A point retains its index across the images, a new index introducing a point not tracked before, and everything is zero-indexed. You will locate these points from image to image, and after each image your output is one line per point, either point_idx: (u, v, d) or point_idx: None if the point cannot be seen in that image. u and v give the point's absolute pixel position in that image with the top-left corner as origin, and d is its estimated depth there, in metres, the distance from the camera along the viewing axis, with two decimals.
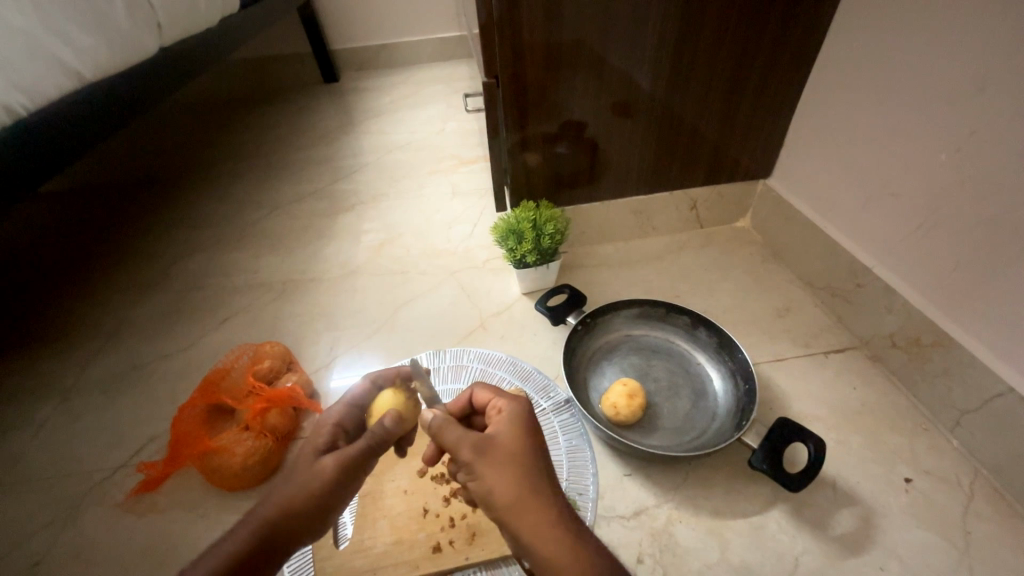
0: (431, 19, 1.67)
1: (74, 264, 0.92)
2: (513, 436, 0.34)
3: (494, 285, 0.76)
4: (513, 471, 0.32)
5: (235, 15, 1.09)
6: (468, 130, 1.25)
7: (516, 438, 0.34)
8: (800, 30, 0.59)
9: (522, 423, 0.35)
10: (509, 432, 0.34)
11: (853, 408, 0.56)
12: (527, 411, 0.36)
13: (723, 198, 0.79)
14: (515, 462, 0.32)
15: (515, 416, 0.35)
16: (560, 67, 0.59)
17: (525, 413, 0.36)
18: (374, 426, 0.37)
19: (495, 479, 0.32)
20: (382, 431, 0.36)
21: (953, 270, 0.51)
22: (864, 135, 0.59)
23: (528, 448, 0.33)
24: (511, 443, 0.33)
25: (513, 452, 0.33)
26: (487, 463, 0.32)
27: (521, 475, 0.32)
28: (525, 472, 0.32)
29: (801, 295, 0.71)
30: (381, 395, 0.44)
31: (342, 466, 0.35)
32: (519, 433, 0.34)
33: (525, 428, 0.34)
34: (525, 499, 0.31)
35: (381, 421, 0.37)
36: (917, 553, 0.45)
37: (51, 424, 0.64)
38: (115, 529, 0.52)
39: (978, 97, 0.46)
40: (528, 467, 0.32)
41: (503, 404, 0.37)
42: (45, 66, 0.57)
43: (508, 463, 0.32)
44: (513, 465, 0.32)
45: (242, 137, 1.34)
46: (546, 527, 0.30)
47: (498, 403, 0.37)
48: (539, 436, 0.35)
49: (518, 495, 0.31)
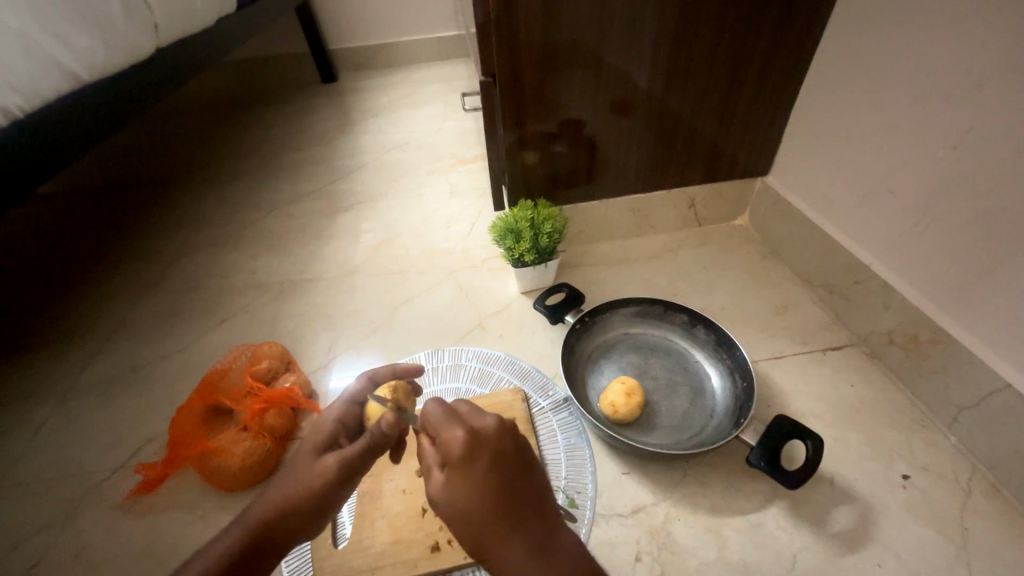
0: (429, 18, 1.67)
1: (72, 265, 0.92)
2: (465, 490, 0.31)
3: (492, 284, 0.76)
4: (473, 524, 0.31)
5: (233, 15, 1.08)
6: (466, 130, 1.25)
7: (470, 491, 0.31)
8: (797, 27, 0.59)
9: (477, 470, 0.31)
10: (462, 483, 0.32)
11: (851, 405, 0.56)
12: (477, 451, 0.32)
13: (721, 196, 0.79)
14: (474, 515, 0.31)
15: (464, 464, 0.32)
16: (558, 66, 0.59)
17: (475, 451, 0.32)
18: (372, 426, 0.35)
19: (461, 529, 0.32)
20: (380, 434, 0.35)
21: (951, 266, 0.51)
22: (861, 131, 0.59)
23: (483, 501, 0.31)
24: (467, 497, 0.31)
25: (469, 507, 0.31)
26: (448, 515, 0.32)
27: (482, 529, 0.31)
28: (484, 525, 0.31)
29: (799, 293, 0.71)
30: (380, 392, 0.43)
31: (341, 467, 0.34)
32: (471, 484, 0.31)
33: (475, 479, 0.31)
34: (490, 547, 0.31)
35: (378, 422, 0.35)
36: (915, 550, 0.45)
37: (49, 426, 0.64)
38: (114, 530, 0.52)
39: (976, 94, 0.46)
40: (486, 522, 0.31)
41: (451, 444, 0.32)
42: (42, 66, 0.57)
43: (468, 518, 0.31)
44: (472, 519, 0.31)
45: (241, 137, 1.33)
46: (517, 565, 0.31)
47: (446, 439, 0.32)
48: (495, 477, 0.32)
49: (484, 543, 0.32)
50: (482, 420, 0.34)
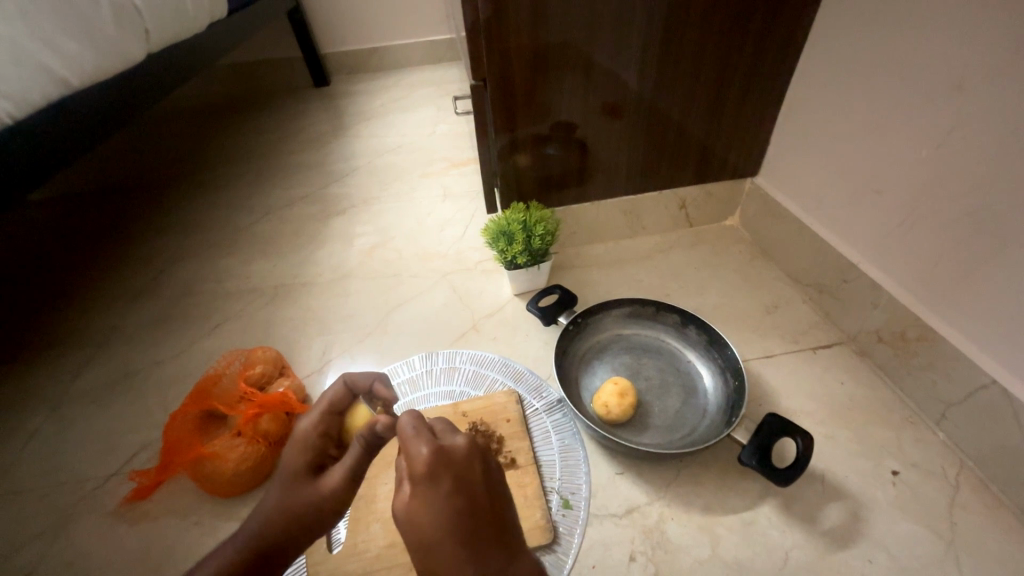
0: (422, 22, 1.67)
1: (64, 272, 0.91)
2: (424, 512, 0.27)
3: (486, 286, 0.76)
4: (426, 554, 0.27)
5: (224, 20, 1.08)
6: (459, 132, 1.25)
7: (428, 512, 0.27)
8: (784, 30, 0.60)
9: (435, 493, 0.28)
10: (422, 505, 0.28)
11: (841, 403, 0.57)
12: (443, 469, 0.28)
13: (712, 197, 0.80)
14: (429, 542, 0.27)
15: (426, 481, 0.28)
16: (548, 69, 0.59)
17: (441, 470, 0.28)
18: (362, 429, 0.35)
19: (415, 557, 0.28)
20: (374, 436, 0.35)
21: (937, 264, 0.52)
22: (847, 132, 0.60)
23: (441, 527, 0.27)
24: (426, 521, 0.27)
25: (425, 533, 0.27)
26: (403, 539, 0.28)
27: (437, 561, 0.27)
28: (438, 555, 0.27)
29: (790, 292, 0.71)
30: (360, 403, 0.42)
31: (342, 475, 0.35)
32: (431, 505, 0.28)
33: (434, 499, 0.28)
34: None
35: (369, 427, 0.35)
36: (904, 545, 0.46)
37: (41, 434, 0.63)
38: (107, 538, 0.52)
39: (958, 95, 0.47)
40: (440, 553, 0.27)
41: (418, 457, 0.29)
42: (33, 73, 0.57)
43: (422, 544, 0.27)
44: (426, 548, 0.27)
45: (233, 142, 1.33)
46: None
47: (413, 452, 0.29)
48: (457, 501, 0.28)
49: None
50: (453, 438, 0.31)
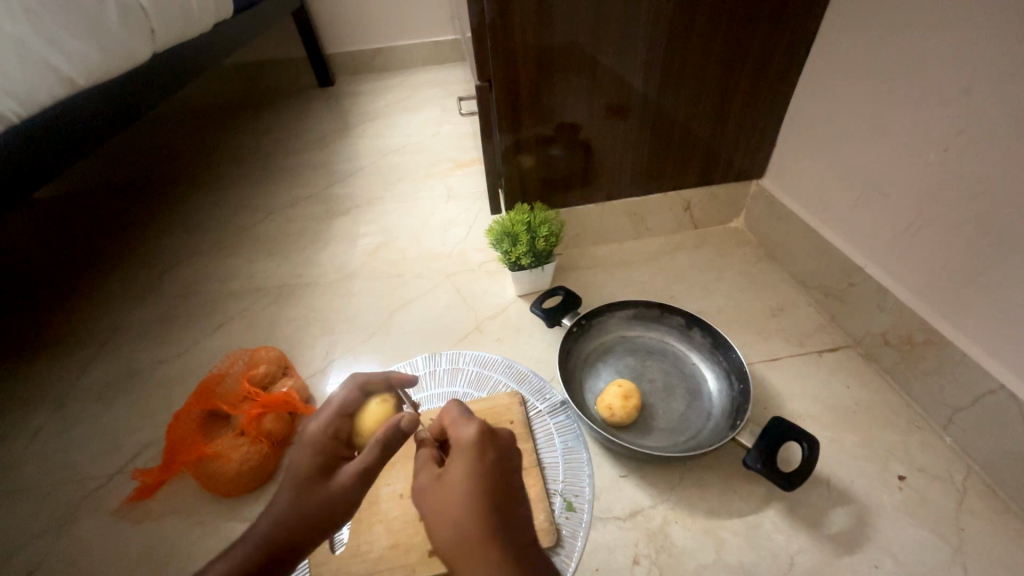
0: (426, 23, 1.67)
1: (69, 271, 0.91)
2: (457, 475, 0.31)
3: (490, 287, 0.76)
4: (451, 518, 0.29)
5: (229, 21, 1.09)
6: (463, 133, 1.25)
7: (461, 478, 0.30)
8: (791, 31, 0.60)
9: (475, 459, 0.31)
10: (457, 470, 0.31)
11: (847, 406, 0.57)
12: (481, 444, 0.32)
13: (717, 199, 0.79)
14: (458, 505, 0.29)
15: (465, 451, 0.32)
16: (553, 70, 0.59)
17: (480, 446, 0.32)
18: (385, 428, 0.36)
19: (439, 525, 0.29)
20: (398, 432, 0.36)
21: (943, 268, 0.51)
22: (853, 134, 0.60)
23: (471, 493, 0.30)
24: (458, 484, 0.30)
25: (455, 495, 0.30)
26: (431, 506, 0.30)
27: (461, 524, 0.28)
28: (463, 518, 0.29)
29: (795, 295, 0.71)
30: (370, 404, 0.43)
31: (362, 475, 0.35)
32: (466, 470, 0.31)
33: (470, 465, 0.31)
34: (460, 553, 0.28)
35: (392, 426, 0.36)
36: (911, 551, 0.45)
37: (45, 433, 0.63)
38: (110, 537, 0.52)
39: (965, 98, 0.46)
40: (466, 519, 0.29)
41: (461, 433, 0.33)
42: (39, 73, 0.57)
43: (450, 508, 0.29)
44: (454, 510, 0.29)
45: (237, 142, 1.34)
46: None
47: (458, 430, 0.34)
48: (489, 476, 0.31)
49: (456, 545, 0.28)
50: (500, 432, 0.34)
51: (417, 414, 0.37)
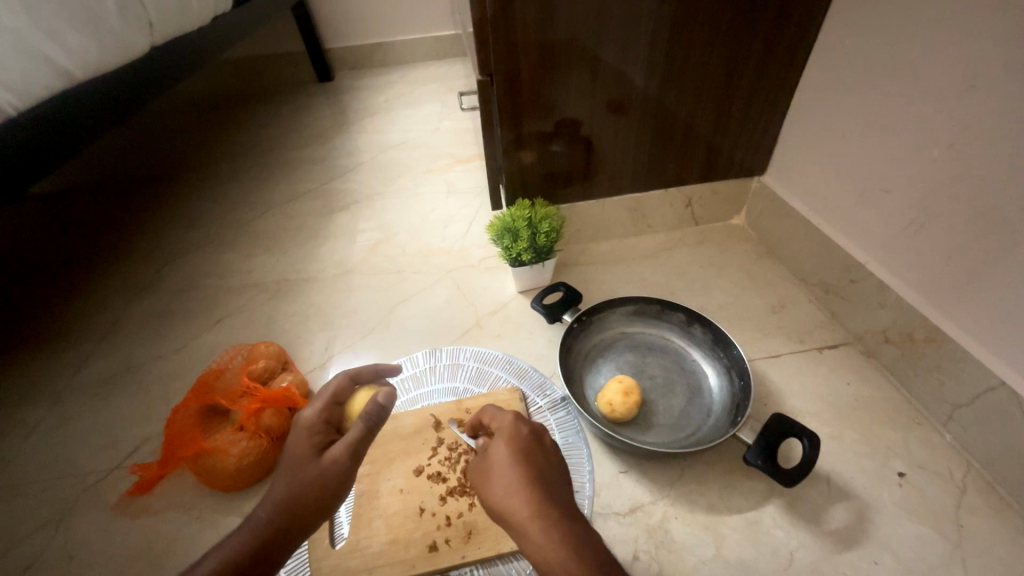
0: (426, 18, 1.67)
1: (66, 265, 0.91)
2: (496, 450, 0.38)
3: (490, 284, 0.76)
4: (496, 480, 0.36)
5: (228, 15, 1.08)
6: (463, 129, 1.25)
7: (499, 452, 0.38)
8: (794, 27, 0.59)
9: (514, 438, 0.39)
10: (496, 446, 0.39)
11: (848, 404, 0.57)
12: (513, 428, 0.40)
13: (718, 196, 0.79)
14: (500, 470, 0.37)
15: (501, 433, 0.40)
16: (555, 65, 0.59)
17: (513, 431, 0.40)
18: (367, 405, 0.39)
19: (488, 488, 0.37)
20: (376, 408, 0.38)
21: (945, 264, 0.51)
22: (857, 131, 0.59)
23: (508, 461, 0.37)
24: (497, 455, 0.38)
25: (495, 464, 0.37)
26: (479, 476, 0.38)
27: (504, 483, 0.36)
28: (504, 479, 0.36)
29: (796, 292, 0.71)
30: (360, 392, 0.45)
31: (350, 451, 0.38)
32: (503, 444, 0.38)
33: (506, 442, 0.38)
34: (506, 502, 0.35)
35: (372, 406, 0.38)
36: (910, 547, 0.45)
37: (43, 428, 0.63)
38: (109, 532, 0.52)
39: (970, 94, 0.46)
40: (506, 479, 0.36)
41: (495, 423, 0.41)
42: (35, 65, 0.56)
43: (494, 473, 0.37)
44: (497, 474, 0.37)
45: (236, 137, 1.33)
46: (523, 527, 0.33)
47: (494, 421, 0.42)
48: (522, 449, 0.38)
49: (501, 501, 0.35)
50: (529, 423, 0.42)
51: (392, 388, 0.39)
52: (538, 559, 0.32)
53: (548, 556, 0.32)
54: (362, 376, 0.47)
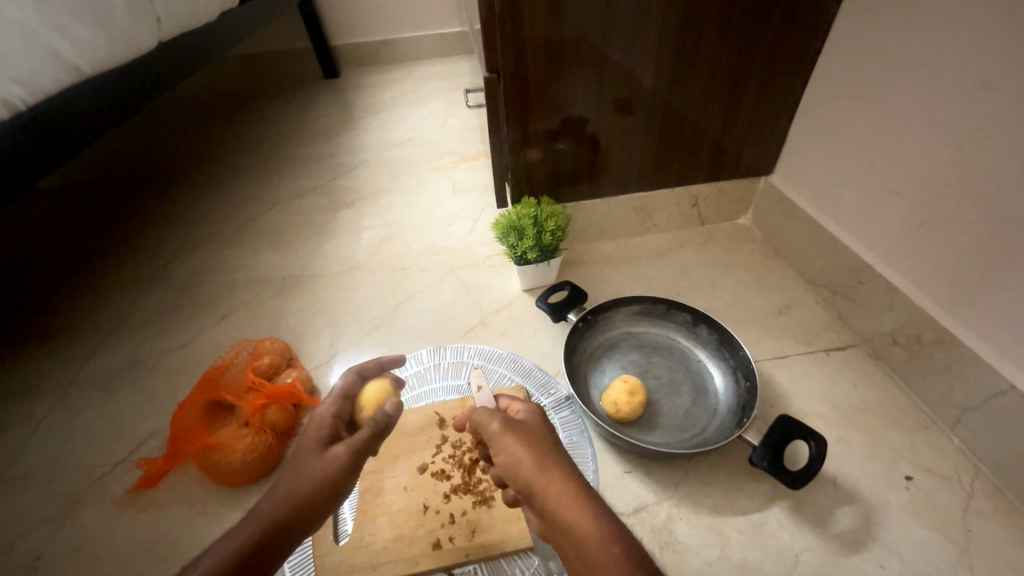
0: (431, 15, 1.66)
1: (72, 260, 0.91)
2: (530, 429, 0.38)
3: (495, 282, 0.76)
4: (533, 452, 0.36)
5: (234, 11, 1.08)
6: (468, 126, 1.24)
7: (534, 433, 0.38)
8: (804, 26, 0.59)
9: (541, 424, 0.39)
10: (529, 426, 0.39)
11: (854, 406, 0.56)
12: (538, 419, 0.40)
13: (724, 196, 0.79)
14: (537, 446, 0.36)
15: (530, 418, 0.40)
16: (563, 62, 0.58)
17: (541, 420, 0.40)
18: (374, 413, 0.41)
19: (520, 460, 0.35)
20: (382, 416, 0.40)
21: (955, 267, 0.51)
22: (866, 131, 0.59)
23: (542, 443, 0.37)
24: (532, 434, 0.38)
25: (530, 439, 0.37)
26: (507, 447, 0.36)
27: (537, 457, 0.35)
28: (542, 456, 0.35)
29: (802, 293, 0.70)
30: (369, 384, 0.47)
31: (350, 453, 0.38)
32: (538, 427, 0.39)
33: (539, 426, 0.39)
34: (538, 478, 0.34)
35: (382, 408, 0.41)
36: (917, 551, 0.45)
37: (49, 421, 0.63)
38: (115, 525, 0.52)
39: (982, 94, 0.45)
40: (543, 455, 0.36)
41: (522, 410, 0.42)
42: (44, 59, 0.56)
43: (530, 447, 0.36)
44: (532, 447, 0.36)
45: (241, 133, 1.33)
46: (564, 502, 0.33)
47: (516, 407, 0.42)
48: (552, 436, 0.38)
49: (537, 475, 0.34)
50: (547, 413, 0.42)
51: (400, 401, 0.41)
52: (580, 541, 0.31)
53: (591, 537, 0.31)
54: (368, 369, 0.48)
